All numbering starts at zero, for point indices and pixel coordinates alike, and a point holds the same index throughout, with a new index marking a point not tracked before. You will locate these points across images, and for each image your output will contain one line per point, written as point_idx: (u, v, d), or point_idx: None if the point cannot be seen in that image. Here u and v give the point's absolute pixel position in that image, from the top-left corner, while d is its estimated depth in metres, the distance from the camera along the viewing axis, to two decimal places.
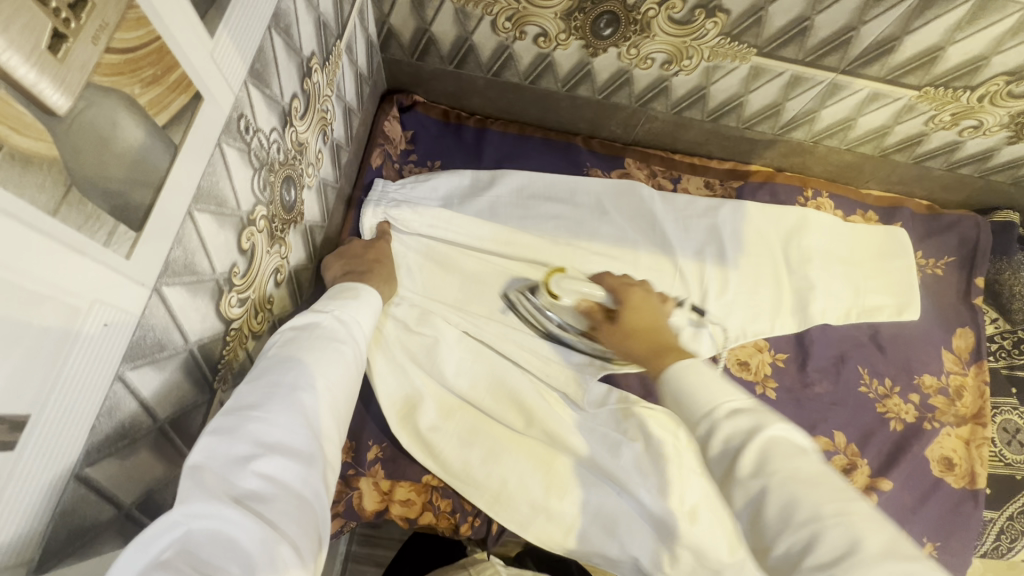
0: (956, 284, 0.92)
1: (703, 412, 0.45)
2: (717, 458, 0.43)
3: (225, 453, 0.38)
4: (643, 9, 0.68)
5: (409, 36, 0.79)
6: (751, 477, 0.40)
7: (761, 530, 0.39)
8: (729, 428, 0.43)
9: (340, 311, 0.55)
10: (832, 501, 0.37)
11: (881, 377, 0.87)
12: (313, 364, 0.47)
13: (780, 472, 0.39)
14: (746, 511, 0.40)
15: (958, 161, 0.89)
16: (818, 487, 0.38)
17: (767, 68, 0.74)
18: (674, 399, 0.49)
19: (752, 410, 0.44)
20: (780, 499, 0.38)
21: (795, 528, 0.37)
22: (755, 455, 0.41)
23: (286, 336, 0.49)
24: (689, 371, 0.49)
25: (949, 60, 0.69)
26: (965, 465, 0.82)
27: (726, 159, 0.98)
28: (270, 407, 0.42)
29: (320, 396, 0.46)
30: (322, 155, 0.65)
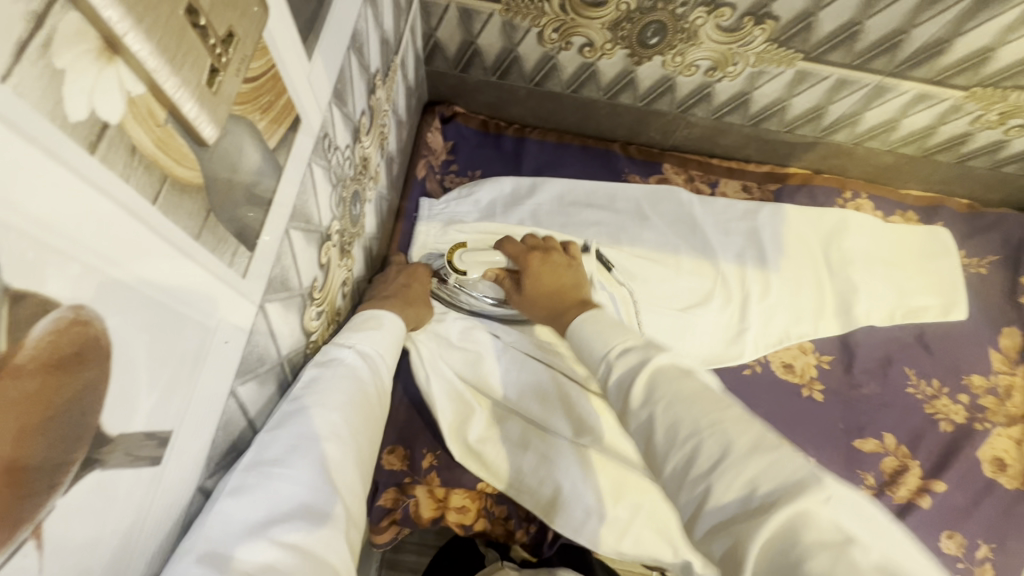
0: (1001, 283, 0.92)
1: (602, 355, 0.46)
2: (615, 394, 0.43)
3: (243, 521, 0.35)
4: (691, 18, 0.69)
5: (454, 48, 0.80)
6: (641, 405, 0.40)
7: (653, 458, 0.38)
8: (621, 366, 0.44)
9: (361, 344, 0.52)
10: (710, 413, 0.36)
11: (929, 377, 0.86)
12: (334, 410, 0.44)
13: (665, 394, 0.39)
14: (639, 439, 0.40)
15: (1002, 160, 0.88)
16: (696, 403, 0.37)
17: (812, 72, 0.75)
18: (576, 345, 0.51)
19: (642, 348, 0.44)
20: (664, 416, 0.38)
21: (679, 444, 0.36)
22: (643, 385, 0.40)
23: (308, 375, 0.47)
24: (593, 318, 0.52)
25: (999, 61, 0.69)
26: (1018, 466, 0.82)
27: (764, 162, 0.98)
28: (292, 461, 0.39)
29: (342, 443, 0.43)
30: (379, 168, 0.67)
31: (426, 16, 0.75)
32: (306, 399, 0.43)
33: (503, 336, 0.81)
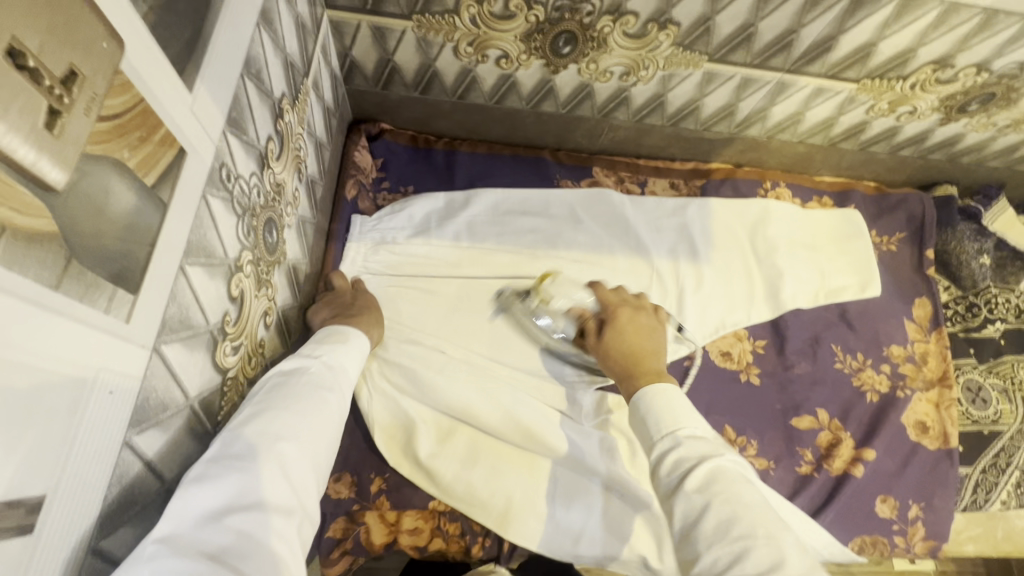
0: (909, 258, 0.99)
1: (663, 436, 0.47)
2: (668, 472, 0.45)
3: (202, 511, 0.37)
4: (599, 26, 0.71)
5: (372, 67, 0.80)
6: (697, 492, 0.43)
7: (694, 538, 0.42)
8: (683, 450, 0.46)
9: (326, 356, 0.54)
10: (765, 526, 0.41)
11: (853, 352, 0.91)
12: (297, 413, 0.46)
13: (727, 493, 0.42)
14: (680, 518, 0.43)
15: (899, 144, 0.95)
16: (753, 510, 0.41)
17: (718, 72, 0.78)
18: (641, 414, 0.51)
19: (706, 440, 0.47)
20: (720, 513, 0.41)
21: (728, 540, 0.40)
22: (702, 476, 0.44)
23: (274, 380, 0.49)
24: (661, 393, 0.51)
25: (882, 54, 0.74)
26: (937, 427, 0.88)
27: (688, 160, 1.02)
28: (249, 457, 0.41)
29: (304, 442, 0.44)
30: (299, 193, 0.65)
31: (339, 35, 0.74)
32: (266, 403, 0.45)
33: (450, 350, 0.81)
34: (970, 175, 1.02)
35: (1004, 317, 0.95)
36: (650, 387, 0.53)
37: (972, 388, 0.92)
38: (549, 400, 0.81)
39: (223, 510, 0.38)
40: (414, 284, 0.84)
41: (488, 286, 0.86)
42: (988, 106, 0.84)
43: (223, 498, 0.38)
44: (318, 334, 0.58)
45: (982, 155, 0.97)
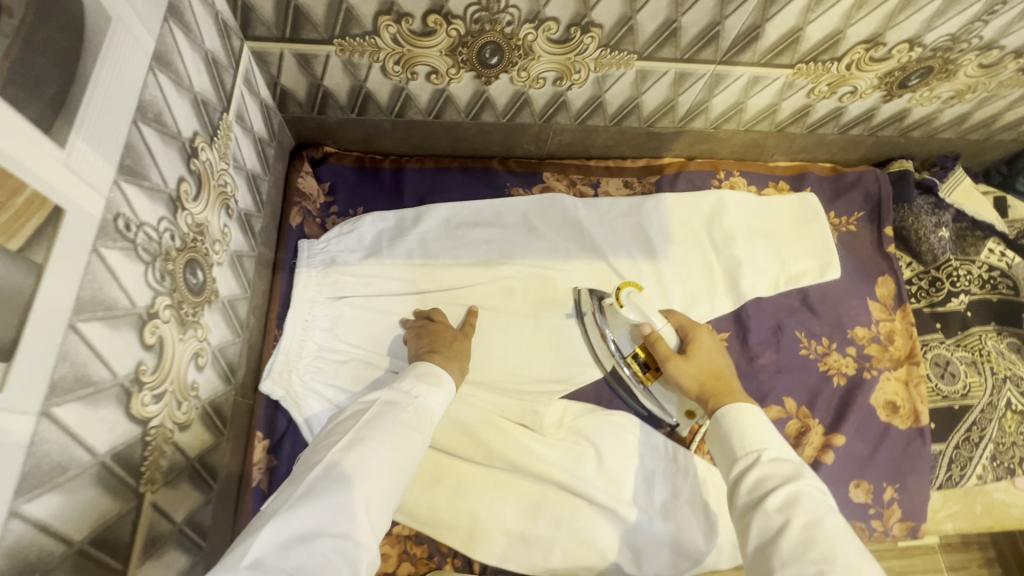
0: (870, 236, 0.98)
1: (748, 455, 0.54)
2: (749, 491, 0.51)
3: (295, 532, 0.47)
4: (522, 34, 0.70)
5: (304, 93, 0.79)
6: (777, 511, 0.47)
7: (773, 556, 0.45)
8: (771, 467, 0.51)
9: (421, 397, 0.63)
10: (847, 556, 0.43)
11: (818, 337, 0.91)
12: (384, 451, 0.55)
13: (806, 514, 0.46)
14: (758, 536, 0.47)
15: (846, 124, 0.94)
16: (837, 541, 0.44)
17: (651, 70, 0.78)
18: (727, 433, 0.57)
19: (792, 462, 0.52)
20: (798, 534, 0.45)
21: (806, 562, 0.43)
22: (784, 497, 0.48)
23: (375, 411, 0.60)
24: (753, 419, 0.57)
25: (811, 39, 0.73)
26: (907, 405, 0.87)
27: (640, 157, 1.01)
28: (342, 486, 0.51)
29: (385, 481, 0.54)
30: (228, 229, 0.65)
31: (264, 65, 0.73)
32: (365, 437, 0.56)
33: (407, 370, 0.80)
34: (924, 148, 1.01)
35: (968, 288, 0.94)
36: (731, 406, 0.59)
37: (940, 363, 0.90)
38: (510, 414, 0.80)
39: (309, 535, 0.47)
40: (369, 307, 0.83)
41: (443, 302, 0.86)
42: (928, 80, 0.83)
43: (315, 523, 0.48)
44: (416, 370, 0.67)
45: (932, 128, 0.96)
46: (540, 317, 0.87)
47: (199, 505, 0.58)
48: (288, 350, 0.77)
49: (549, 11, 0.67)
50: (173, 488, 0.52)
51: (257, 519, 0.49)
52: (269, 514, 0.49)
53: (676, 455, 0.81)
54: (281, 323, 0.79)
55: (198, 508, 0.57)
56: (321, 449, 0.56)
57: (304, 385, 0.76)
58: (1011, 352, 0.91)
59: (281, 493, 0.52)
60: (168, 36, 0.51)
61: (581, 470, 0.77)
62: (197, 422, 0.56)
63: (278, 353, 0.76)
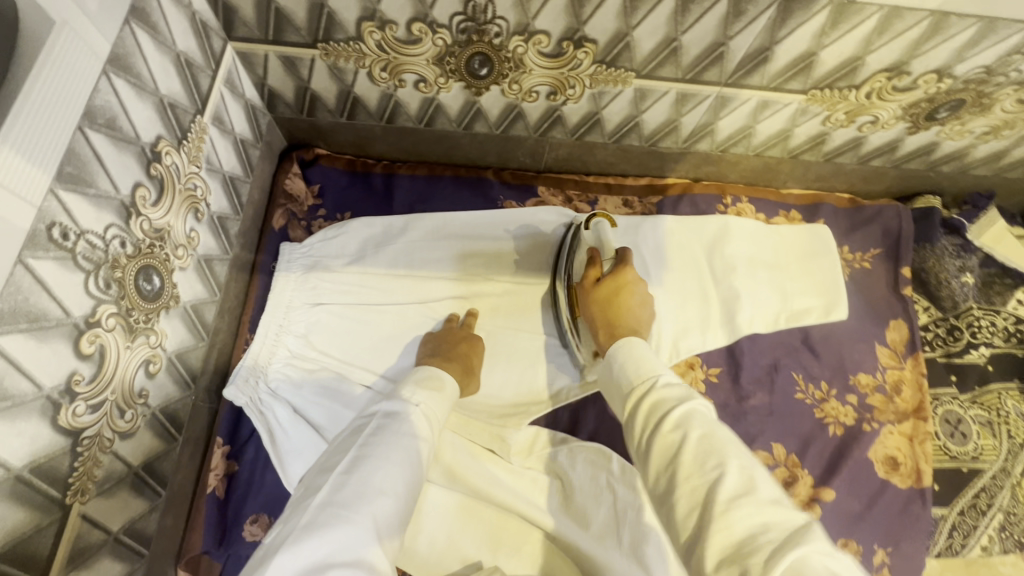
0: (885, 276, 0.91)
1: (640, 386, 0.49)
2: (647, 417, 0.47)
3: (305, 563, 0.43)
4: (511, 46, 0.67)
5: (292, 95, 0.77)
6: (673, 428, 0.44)
7: (672, 475, 0.42)
8: (663, 394, 0.47)
9: (424, 404, 0.61)
10: (738, 457, 0.41)
11: (817, 381, 0.85)
12: (392, 467, 0.52)
13: (702, 427, 0.43)
14: (658, 457, 0.44)
15: (867, 155, 0.87)
16: (728, 448, 0.41)
17: (650, 88, 0.73)
18: (620, 365, 0.53)
19: (681, 389, 0.48)
20: (695, 449, 0.42)
21: (704, 471, 0.40)
22: (679, 415, 0.44)
23: (378, 423, 0.58)
24: (644, 351, 0.53)
25: (826, 64, 0.68)
26: (910, 463, 0.80)
27: (642, 175, 0.96)
28: (350, 510, 0.48)
29: (394, 500, 0.51)
30: (196, 232, 0.64)
31: (249, 65, 0.72)
32: (369, 451, 0.53)
33: (374, 385, 0.77)
34: (956, 185, 0.93)
35: (991, 340, 0.87)
36: (626, 338, 0.55)
37: (951, 421, 0.83)
38: (478, 439, 0.78)
39: (321, 565, 0.43)
40: (345, 315, 0.81)
41: (420, 315, 0.83)
42: (959, 113, 0.76)
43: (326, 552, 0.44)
44: (417, 377, 0.65)
45: (965, 164, 0.88)
46: (518, 338, 0.85)
47: (141, 513, 0.57)
48: (257, 355, 0.76)
49: (539, 24, 0.64)
50: (108, 498, 0.52)
51: (263, 555, 0.45)
52: (275, 548, 0.45)
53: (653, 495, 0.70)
54: (253, 326, 0.79)
55: (139, 516, 0.57)
56: (324, 472, 0.53)
57: (270, 393, 0.75)
58: None
59: (285, 525, 0.48)
60: (129, 39, 0.49)
61: (547, 503, 0.73)
62: (143, 429, 0.56)
63: (246, 358, 0.76)
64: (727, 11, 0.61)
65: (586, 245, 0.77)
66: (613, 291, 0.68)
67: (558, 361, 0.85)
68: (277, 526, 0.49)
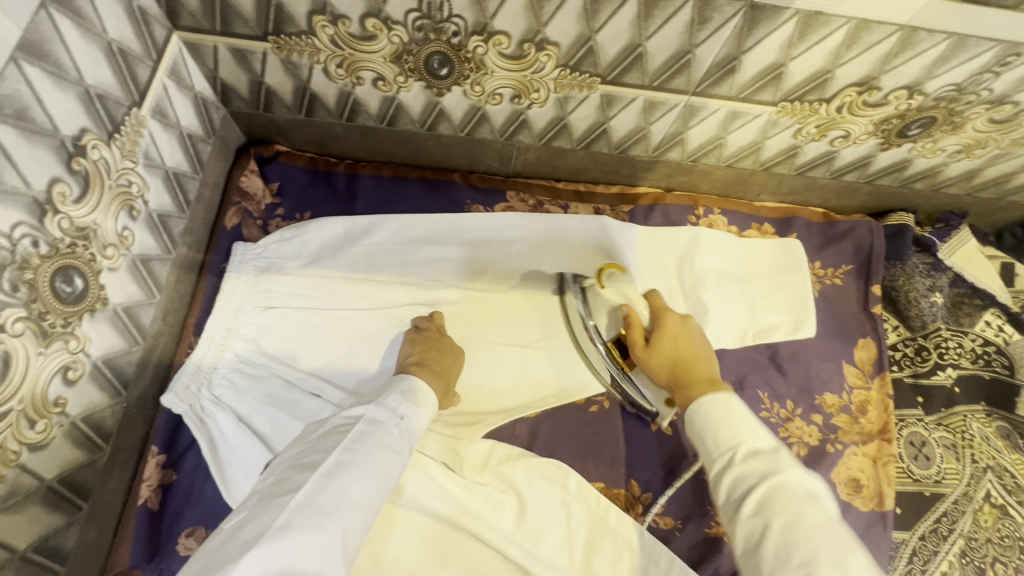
0: (856, 293, 0.90)
1: (721, 455, 0.49)
2: (727, 496, 0.48)
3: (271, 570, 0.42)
4: (470, 47, 0.64)
5: (246, 89, 0.74)
6: (755, 514, 0.45)
7: (757, 565, 0.44)
8: (745, 468, 0.47)
9: (408, 416, 0.59)
10: (828, 552, 0.42)
11: (782, 399, 0.83)
12: (368, 480, 0.51)
13: (785, 513, 0.44)
14: (743, 542, 0.46)
15: (839, 170, 0.85)
16: (815, 536, 0.42)
17: (617, 95, 0.71)
18: (698, 429, 0.52)
19: (769, 454, 0.48)
20: (778, 537, 0.43)
21: (790, 568, 0.42)
22: (758, 498, 0.45)
23: (361, 429, 0.55)
24: (723, 405, 0.52)
25: (794, 76, 0.66)
26: (872, 485, 0.79)
27: (614, 183, 0.94)
28: (322, 522, 0.46)
29: (361, 513, 0.50)
30: (130, 231, 0.60)
31: (198, 56, 0.68)
32: (350, 461, 0.51)
33: (327, 394, 0.73)
34: (930, 202, 0.92)
35: (958, 361, 0.86)
36: (707, 397, 0.54)
37: (915, 443, 0.82)
38: (429, 450, 0.73)
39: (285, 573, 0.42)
40: (299, 320, 0.77)
41: (376, 322, 0.79)
42: (931, 131, 0.74)
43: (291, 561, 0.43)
44: (402, 387, 0.62)
45: (937, 182, 0.87)
46: (478, 347, 0.82)
47: (58, 528, 0.58)
48: (201, 360, 0.73)
49: (498, 24, 0.61)
50: (16, 514, 0.51)
51: (226, 548, 0.44)
52: (242, 546, 0.43)
53: (607, 514, 0.74)
54: (198, 329, 0.75)
55: (55, 531, 0.57)
56: (300, 468, 0.50)
57: (212, 400, 0.72)
58: (999, 438, 0.83)
59: (254, 520, 0.46)
60: (46, 24, 0.46)
61: (499, 523, 0.70)
62: (57, 439, 0.53)
63: (189, 362, 0.72)
64: (693, 18, 0.59)
65: (612, 301, 0.74)
66: (671, 345, 0.66)
67: (519, 373, 0.83)
68: (239, 517, 0.47)
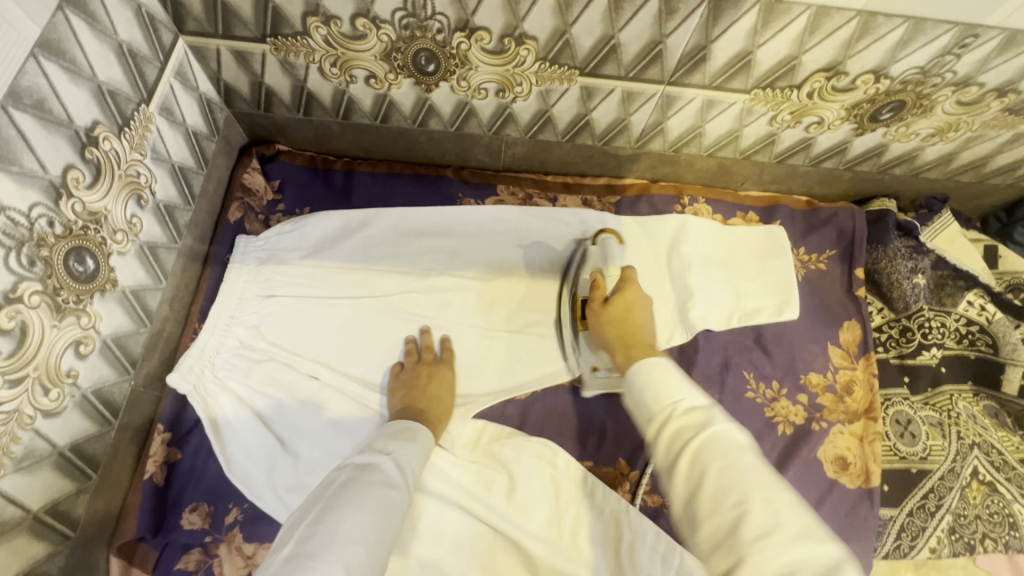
0: (840, 277, 0.91)
1: (661, 411, 0.50)
2: (666, 447, 0.48)
3: None
4: (454, 43, 0.69)
5: (247, 90, 0.79)
6: (693, 464, 0.46)
7: (695, 510, 0.45)
8: (684, 420, 0.49)
9: (394, 456, 0.61)
10: (763, 490, 0.43)
11: (768, 380, 0.85)
12: (362, 513, 0.51)
13: (721, 457, 0.45)
14: (682, 487, 0.46)
15: (818, 156, 0.88)
16: (749, 477, 0.44)
17: (596, 86, 0.74)
18: (637, 390, 0.53)
19: (705, 408, 0.49)
20: (716, 481, 0.44)
21: (727, 509, 0.43)
22: (698, 448, 0.46)
23: (348, 474, 0.57)
24: (654, 368, 0.53)
25: (763, 63, 0.69)
26: (859, 463, 0.80)
27: (601, 176, 0.97)
28: (316, 559, 0.46)
29: (364, 547, 0.49)
30: (138, 219, 0.65)
31: (203, 59, 0.73)
32: (337, 500, 0.52)
33: (322, 376, 0.77)
34: (911, 188, 0.94)
35: (942, 341, 0.87)
36: (636, 363, 0.55)
37: (901, 422, 0.83)
38: None
39: None
40: (297, 308, 0.80)
41: (374, 311, 0.82)
42: (902, 115, 0.77)
43: None
44: (387, 433, 0.65)
45: (915, 167, 0.89)
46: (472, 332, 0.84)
47: (68, 495, 0.61)
48: (205, 344, 0.75)
49: (479, 20, 0.65)
50: (28, 477, 0.54)
51: None
52: None
53: (594, 490, 0.76)
54: (202, 315, 0.79)
55: (66, 497, 0.61)
56: (292, 524, 0.51)
57: (215, 382, 0.75)
58: (986, 416, 0.84)
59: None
60: (63, 25, 0.51)
61: (490, 499, 0.74)
62: (68, 410, 0.57)
63: (193, 346, 0.75)
64: (660, 9, 0.62)
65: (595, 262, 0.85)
66: (623, 309, 0.71)
67: (509, 359, 0.85)
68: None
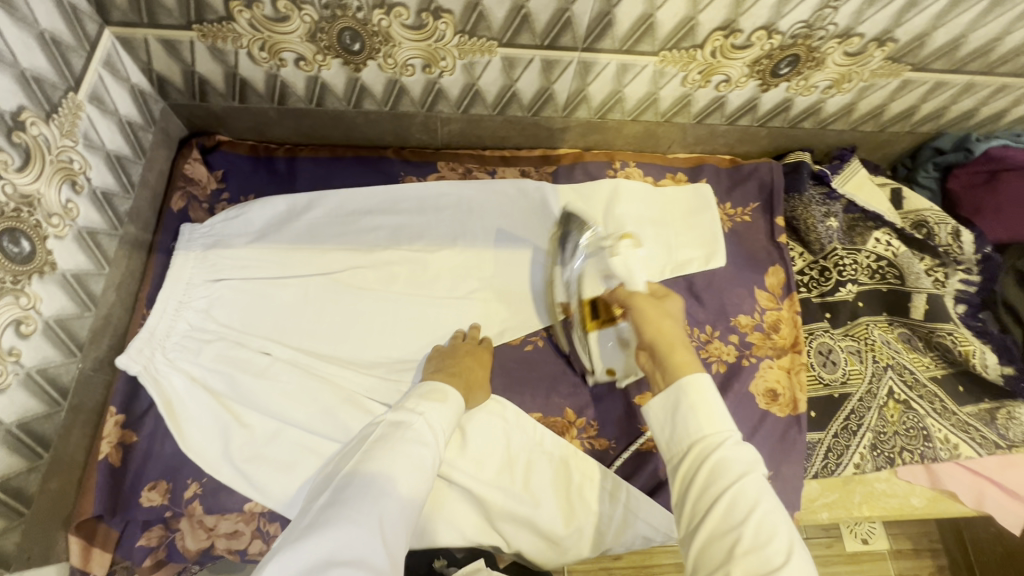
0: (764, 227, 0.98)
1: (712, 438, 0.55)
2: (709, 481, 0.53)
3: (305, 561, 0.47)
4: (375, 20, 0.72)
5: (181, 79, 0.81)
6: (739, 504, 0.50)
7: (730, 549, 0.49)
8: (733, 454, 0.53)
9: (427, 412, 0.62)
10: (797, 548, 0.49)
11: (701, 324, 0.91)
12: (394, 471, 0.56)
13: (766, 505, 0.50)
14: (717, 523, 0.51)
15: (733, 114, 0.94)
16: (785, 530, 0.49)
17: (516, 56, 0.79)
18: (683, 409, 0.57)
19: (750, 449, 0.55)
20: (756, 526, 0.49)
21: (769, 552, 0.48)
22: (740, 488, 0.51)
23: (383, 430, 0.60)
24: (702, 392, 0.57)
25: (664, 24, 0.75)
26: (788, 393, 0.86)
27: (537, 148, 1.02)
28: (348, 514, 0.51)
29: (394, 502, 0.54)
30: (74, 205, 0.67)
31: (131, 50, 0.75)
32: (371, 458, 0.57)
33: (274, 351, 0.79)
34: (822, 140, 1.02)
35: (855, 277, 0.94)
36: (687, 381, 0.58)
37: (823, 351, 0.90)
38: (377, 395, 0.79)
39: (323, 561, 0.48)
40: (246, 289, 0.83)
41: (322, 287, 0.85)
42: (799, 69, 0.84)
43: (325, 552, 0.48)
44: (423, 390, 0.66)
45: (822, 119, 0.96)
46: (421, 302, 0.87)
47: (19, 471, 0.63)
48: (154, 328, 0.77)
49: None
50: None
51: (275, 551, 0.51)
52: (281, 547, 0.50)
53: (543, 438, 0.81)
54: (149, 301, 0.80)
55: (16, 474, 0.63)
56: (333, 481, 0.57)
57: (166, 362, 0.77)
58: (899, 341, 0.91)
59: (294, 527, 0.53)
60: None
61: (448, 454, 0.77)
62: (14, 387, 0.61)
63: (143, 330, 0.77)
64: None
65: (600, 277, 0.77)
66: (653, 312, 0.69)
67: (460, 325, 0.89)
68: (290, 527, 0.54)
